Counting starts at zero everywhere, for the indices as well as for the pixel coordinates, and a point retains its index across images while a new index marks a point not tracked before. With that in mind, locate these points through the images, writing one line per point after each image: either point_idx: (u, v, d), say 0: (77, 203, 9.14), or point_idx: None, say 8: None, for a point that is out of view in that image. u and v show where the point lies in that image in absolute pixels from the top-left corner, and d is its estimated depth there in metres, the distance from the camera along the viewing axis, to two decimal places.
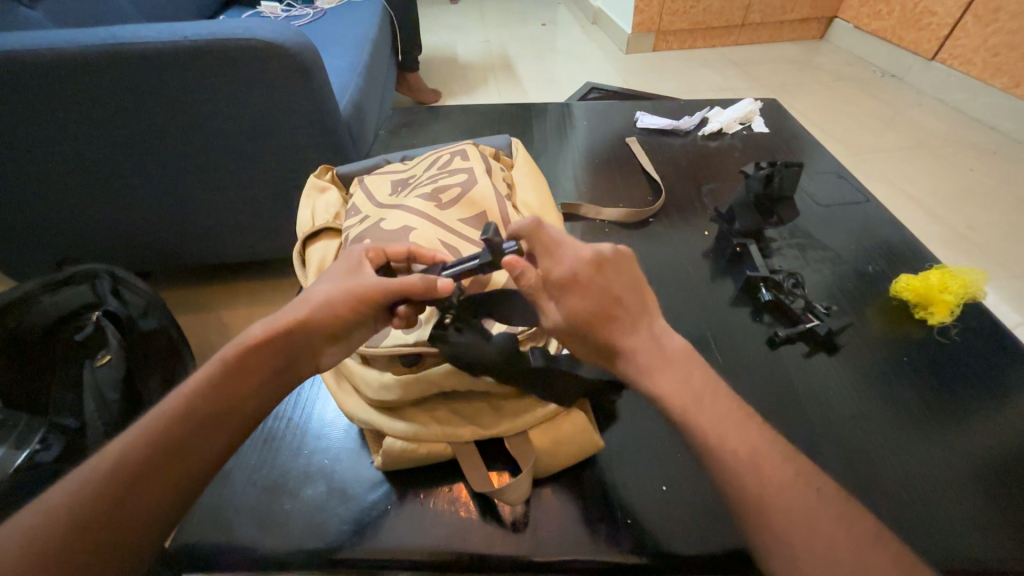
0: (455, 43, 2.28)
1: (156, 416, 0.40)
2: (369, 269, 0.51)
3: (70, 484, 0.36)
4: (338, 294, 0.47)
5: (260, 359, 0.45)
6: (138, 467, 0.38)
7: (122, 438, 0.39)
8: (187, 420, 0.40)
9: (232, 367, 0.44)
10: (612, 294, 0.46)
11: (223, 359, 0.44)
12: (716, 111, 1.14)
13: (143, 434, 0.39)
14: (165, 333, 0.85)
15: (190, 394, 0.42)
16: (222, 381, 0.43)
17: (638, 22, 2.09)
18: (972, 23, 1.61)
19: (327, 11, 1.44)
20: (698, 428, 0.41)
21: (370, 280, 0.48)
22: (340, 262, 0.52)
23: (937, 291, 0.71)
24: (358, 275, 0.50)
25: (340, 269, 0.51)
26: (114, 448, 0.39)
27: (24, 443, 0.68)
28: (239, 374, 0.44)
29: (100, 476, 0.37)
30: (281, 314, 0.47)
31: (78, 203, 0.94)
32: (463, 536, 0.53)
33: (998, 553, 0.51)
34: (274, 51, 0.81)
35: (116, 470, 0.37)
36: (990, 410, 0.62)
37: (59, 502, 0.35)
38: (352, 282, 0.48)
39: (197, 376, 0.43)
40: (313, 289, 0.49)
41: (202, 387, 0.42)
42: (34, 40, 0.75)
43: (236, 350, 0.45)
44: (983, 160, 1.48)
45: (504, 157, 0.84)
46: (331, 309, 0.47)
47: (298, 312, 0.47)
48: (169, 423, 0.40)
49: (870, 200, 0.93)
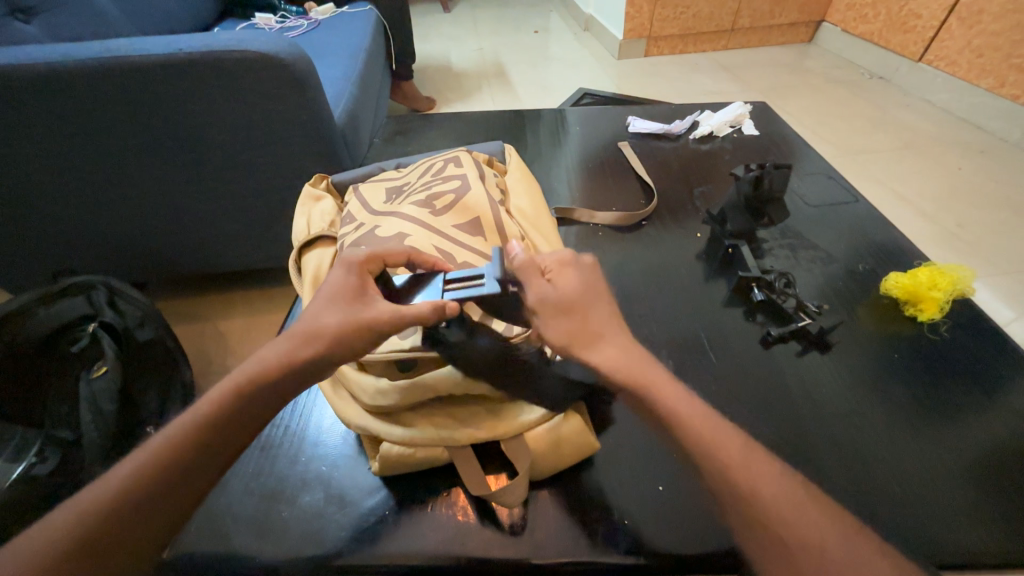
0: (449, 51, 2.30)
1: (163, 441, 0.40)
2: (375, 293, 0.50)
3: (75, 508, 0.37)
4: (350, 327, 0.46)
5: (268, 387, 0.44)
6: (142, 496, 0.38)
7: (127, 463, 0.39)
8: (191, 448, 0.40)
9: (241, 394, 0.43)
10: (598, 285, 0.51)
11: (233, 384, 0.43)
12: (706, 114, 1.15)
13: (149, 462, 0.39)
14: (161, 342, 0.85)
15: (197, 420, 0.41)
16: (230, 408, 0.42)
17: (629, 28, 2.12)
18: (956, 25, 1.63)
19: (321, 21, 1.46)
20: (690, 428, 0.41)
21: (384, 313, 0.47)
22: (343, 278, 0.50)
23: (926, 288, 0.72)
24: (367, 302, 0.48)
25: (346, 289, 0.49)
26: (120, 473, 0.38)
27: (20, 457, 0.71)
28: (246, 402, 0.43)
29: (104, 503, 0.37)
30: (290, 339, 0.46)
31: (74, 216, 0.94)
32: (460, 540, 0.53)
33: (991, 547, 0.51)
34: (268, 61, 0.81)
35: (122, 500, 0.37)
36: (980, 405, 0.63)
37: (63, 527, 0.36)
38: (363, 313, 0.47)
39: (206, 399, 0.42)
40: (321, 312, 0.47)
41: (210, 412, 0.42)
42: (29, 54, 0.75)
43: (246, 376, 0.44)
44: (971, 159, 1.49)
45: (497, 163, 0.85)
46: (344, 344, 0.46)
47: (311, 345, 0.45)
48: (173, 451, 0.40)
49: (859, 200, 0.94)
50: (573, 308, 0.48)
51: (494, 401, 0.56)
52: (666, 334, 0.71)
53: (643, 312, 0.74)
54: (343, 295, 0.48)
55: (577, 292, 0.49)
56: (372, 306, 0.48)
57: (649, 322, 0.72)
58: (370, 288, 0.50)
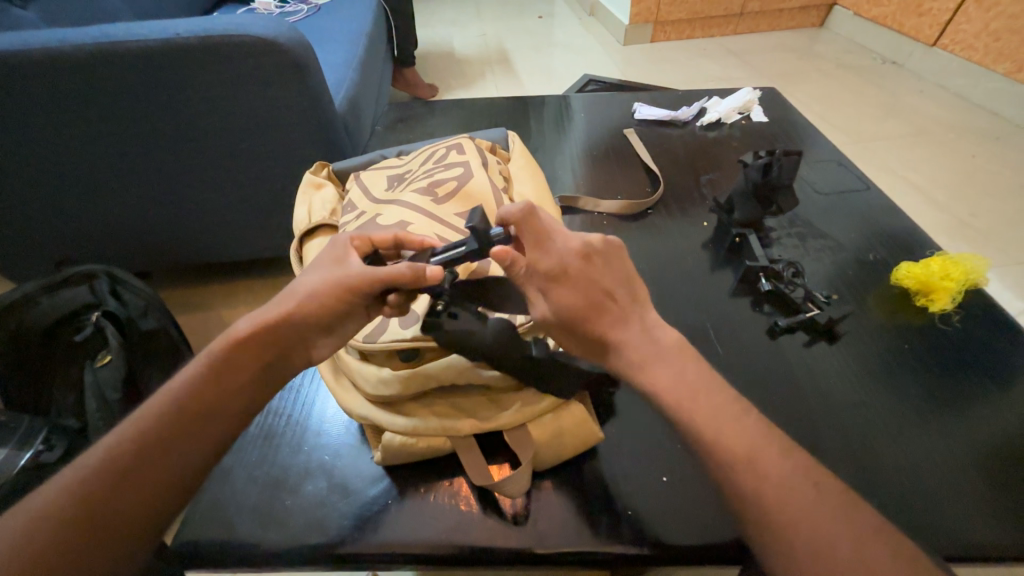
0: (451, 37, 2.27)
1: (142, 414, 0.40)
2: (355, 257, 0.49)
3: (59, 482, 0.37)
4: (327, 285, 0.46)
5: (247, 354, 0.44)
6: (125, 464, 0.38)
7: (110, 437, 0.39)
8: (174, 418, 0.40)
9: (217, 364, 0.43)
10: (599, 283, 0.47)
11: (211, 355, 0.44)
12: (714, 101, 1.13)
13: (130, 433, 0.39)
14: (164, 333, 0.83)
15: (176, 391, 0.41)
16: (209, 377, 0.42)
17: (635, 13, 2.08)
18: (973, 8, 1.59)
19: (321, 6, 1.43)
20: (695, 422, 0.40)
21: (355, 268, 0.46)
22: (324, 252, 0.50)
23: (937, 278, 0.71)
24: (345, 264, 0.48)
25: (322, 259, 0.49)
26: (103, 446, 0.39)
27: (27, 445, 0.67)
28: (223, 371, 0.43)
29: (87, 474, 0.37)
30: (266, 308, 0.46)
31: (75, 204, 0.94)
32: (463, 529, 0.53)
33: (999, 540, 0.50)
34: (266, 46, 0.80)
35: (102, 467, 0.37)
36: (994, 398, 0.62)
37: (47, 501, 0.36)
38: (340, 272, 0.46)
39: (185, 373, 0.43)
40: (299, 281, 0.47)
41: (188, 383, 0.42)
42: (26, 40, 0.74)
43: (222, 346, 0.44)
44: (986, 146, 1.46)
45: (500, 151, 0.83)
46: (316, 300, 0.45)
47: (281, 307, 0.45)
48: (156, 421, 0.40)
49: (870, 188, 0.92)
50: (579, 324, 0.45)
51: (498, 391, 0.55)
52: (672, 324, 0.70)
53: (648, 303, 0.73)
54: (320, 263, 0.48)
55: (580, 311, 0.45)
56: (346, 266, 0.48)
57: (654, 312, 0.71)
58: (349, 257, 0.49)
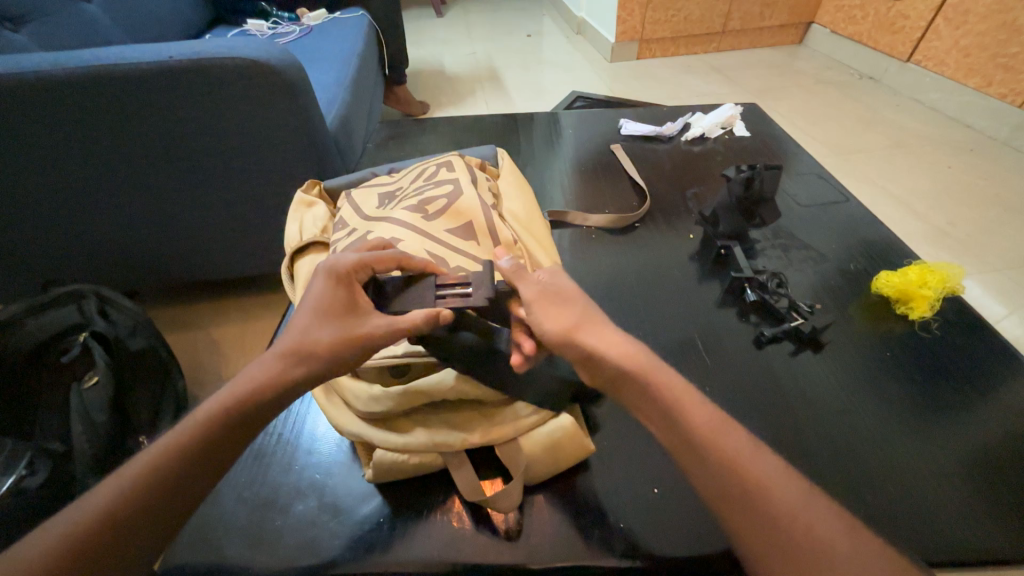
0: (442, 55, 2.31)
1: (146, 462, 0.39)
2: (367, 305, 0.50)
3: (53, 530, 0.36)
4: (347, 343, 0.46)
5: (257, 408, 0.43)
6: (123, 523, 0.37)
7: (108, 486, 0.38)
8: (178, 470, 0.39)
9: (229, 416, 0.42)
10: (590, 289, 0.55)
11: (221, 406, 0.42)
12: (697, 117, 1.16)
13: (132, 488, 0.38)
14: (154, 352, 0.84)
15: (183, 442, 0.40)
16: (217, 429, 0.41)
17: (621, 32, 2.13)
18: (944, 26, 1.65)
19: (312, 28, 1.46)
20: (686, 433, 0.41)
21: (377, 325, 0.47)
22: (329, 289, 0.48)
23: (915, 286, 0.73)
24: (360, 316, 0.48)
25: (335, 303, 0.47)
26: (101, 497, 0.37)
27: (10, 470, 0.67)
28: (231, 422, 0.42)
29: (84, 528, 0.36)
30: (280, 356, 0.45)
31: (63, 225, 0.93)
32: (457, 545, 0.52)
33: (986, 544, 0.51)
34: (259, 69, 0.81)
35: (102, 519, 0.36)
36: (974, 404, 0.63)
37: (36, 558, 0.34)
38: (358, 329, 0.47)
39: (192, 419, 0.41)
40: (313, 329, 0.45)
41: (193, 435, 0.40)
42: (16, 61, 0.75)
43: (235, 396, 0.42)
44: (961, 157, 1.51)
45: (490, 168, 0.85)
46: (338, 361, 0.45)
47: (300, 363, 0.44)
48: (160, 473, 0.39)
49: (850, 200, 0.95)
50: (566, 294, 0.51)
51: (488, 405, 0.55)
52: (662, 335, 0.71)
53: (637, 314, 0.74)
54: (333, 310, 0.47)
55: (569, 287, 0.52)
56: (363, 319, 0.48)
57: (643, 323, 0.72)
58: (360, 300, 0.49)
